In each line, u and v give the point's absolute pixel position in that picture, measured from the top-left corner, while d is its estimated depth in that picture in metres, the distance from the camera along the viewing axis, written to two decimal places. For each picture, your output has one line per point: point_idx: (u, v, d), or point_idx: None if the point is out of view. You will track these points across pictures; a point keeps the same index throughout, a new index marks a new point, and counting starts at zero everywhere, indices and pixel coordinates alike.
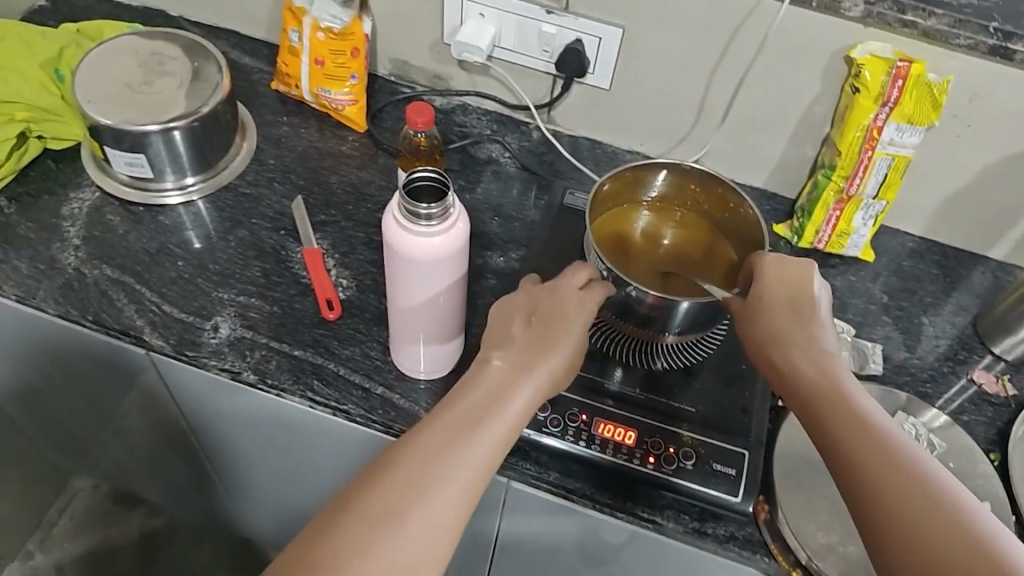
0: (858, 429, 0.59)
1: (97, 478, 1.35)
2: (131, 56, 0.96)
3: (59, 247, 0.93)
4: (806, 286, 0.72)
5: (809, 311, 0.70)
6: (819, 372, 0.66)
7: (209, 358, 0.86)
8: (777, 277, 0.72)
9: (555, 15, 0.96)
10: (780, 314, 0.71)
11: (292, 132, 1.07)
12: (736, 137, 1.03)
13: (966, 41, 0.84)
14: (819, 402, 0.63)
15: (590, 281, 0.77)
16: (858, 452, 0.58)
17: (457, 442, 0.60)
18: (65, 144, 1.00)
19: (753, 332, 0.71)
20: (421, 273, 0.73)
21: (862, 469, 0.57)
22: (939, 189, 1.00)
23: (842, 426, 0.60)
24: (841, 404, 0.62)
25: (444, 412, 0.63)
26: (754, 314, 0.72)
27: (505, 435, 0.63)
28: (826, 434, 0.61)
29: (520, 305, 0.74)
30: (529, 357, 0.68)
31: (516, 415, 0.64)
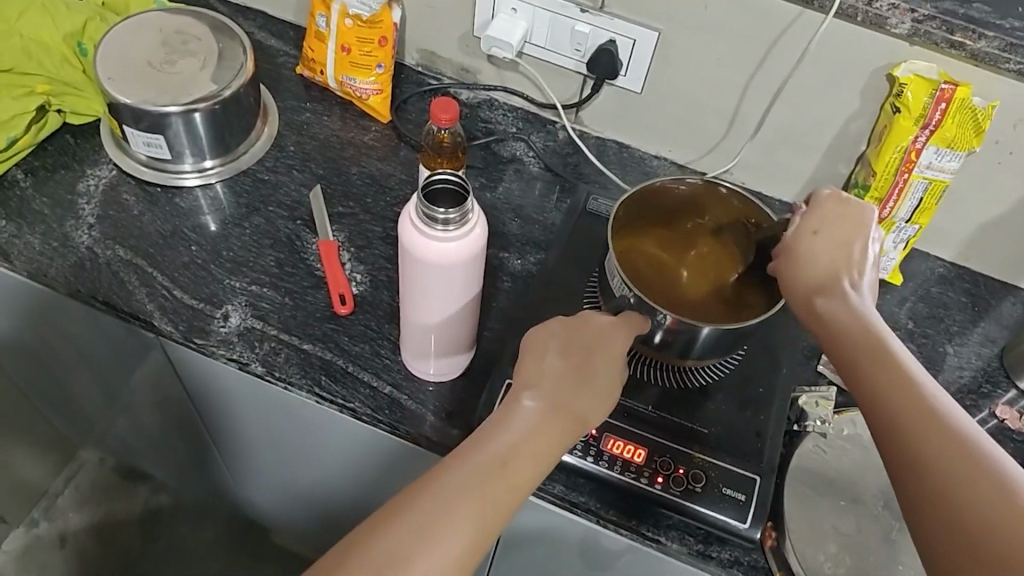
0: (887, 372, 0.59)
1: (103, 451, 1.35)
2: (156, 34, 0.95)
3: (73, 225, 0.92)
4: (849, 232, 0.71)
5: (851, 254, 0.70)
6: (858, 314, 0.65)
7: (217, 347, 0.85)
8: (824, 229, 0.72)
9: (589, 14, 0.93)
10: (822, 256, 0.70)
11: (315, 119, 1.05)
12: (768, 149, 1.00)
13: (1015, 66, 0.80)
14: (850, 348, 0.63)
15: (629, 317, 0.75)
16: (887, 404, 0.58)
17: (478, 481, 0.60)
18: (83, 119, 0.99)
19: (796, 276, 0.70)
20: (434, 278, 0.72)
21: (889, 417, 0.57)
22: (974, 215, 0.96)
23: (874, 374, 0.60)
24: (874, 349, 0.61)
25: (481, 436, 0.63)
26: (794, 261, 0.71)
27: (533, 466, 0.63)
28: (857, 382, 0.61)
29: (555, 335, 0.70)
30: (563, 399, 0.67)
31: (548, 443, 0.64)
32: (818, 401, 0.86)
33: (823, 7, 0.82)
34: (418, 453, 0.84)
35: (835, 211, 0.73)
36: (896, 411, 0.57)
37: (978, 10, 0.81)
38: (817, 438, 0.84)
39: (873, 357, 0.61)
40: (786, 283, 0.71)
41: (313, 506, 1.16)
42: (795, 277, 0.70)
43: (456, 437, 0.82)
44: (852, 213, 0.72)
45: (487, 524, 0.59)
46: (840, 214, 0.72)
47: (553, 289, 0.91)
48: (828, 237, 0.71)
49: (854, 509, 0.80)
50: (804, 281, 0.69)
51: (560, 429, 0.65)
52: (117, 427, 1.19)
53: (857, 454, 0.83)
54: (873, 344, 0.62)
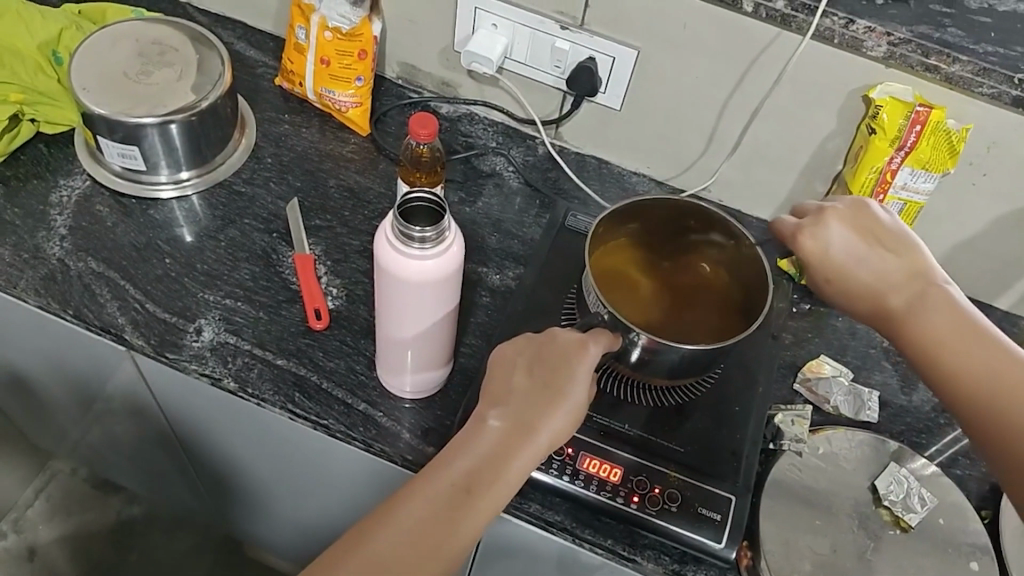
0: (962, 342, 0.64)
1: (76, 461, 1.33)
2: (131, 44, 0.94)
3: (45, 237, 0.91)
4: (864, 219, 0.76)
5: (895, 241, 0.73)
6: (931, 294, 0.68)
7: (189, 362, 0.84)
8: (847, 222, 0.76)
9: (569, 31, 0.94)
10: (864, 261, 0.73)
11: (293, 131, 1.05)
12: (745, 167, 1.00)
13: (989, 90, 0.81)
14: (933, 329, 0.66)
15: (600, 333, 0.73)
16: (981, 386, 0.61)
17: (438, 511, 0.62)
18: (59, 129, 0.98)
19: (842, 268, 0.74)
20: (410, 295, 0.71)
21: (989, 399, 0.61)
22: (949, 235, 0.97)
23: (966, 354, 0.63)
24: (962, 327, 0.65)
25: (446, 463, 0.64)
26: (834, 269, 0.74)
27: (496, 489, 0.63)
28: (942, 366, 0.64)
29: (520, 351, 0.71)
30: (526, 419, 0.66)
31: (509, 467, 0.64)
32: (795, 419, 0.87)
33: (801, 29, 0.83)
34: (393, 470, 0.83)
35: (854, 214, 0.76)
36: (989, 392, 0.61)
37: (953, 35, 0.81)
38: (792, 456, 0.84)
39: (959, 332, 0.65)
40: (839, 288, 0.74)
41: (286, 521, 1.15)
42: (847, 279, 0.73)
43: (431, 455, 0.82)
44: (862, 207, 0.76)
45: (441, 551, 0.61)
46: (857, 215, 0.76)
47: (531, 305, 0.90)
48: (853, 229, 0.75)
49: (828, 528, 0.80)
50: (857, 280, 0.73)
51: (525, 449, 0.65)
52: (90, 438, 1.18)
53: (833, 473, 0.83)
54: (957, 325, 0.65)
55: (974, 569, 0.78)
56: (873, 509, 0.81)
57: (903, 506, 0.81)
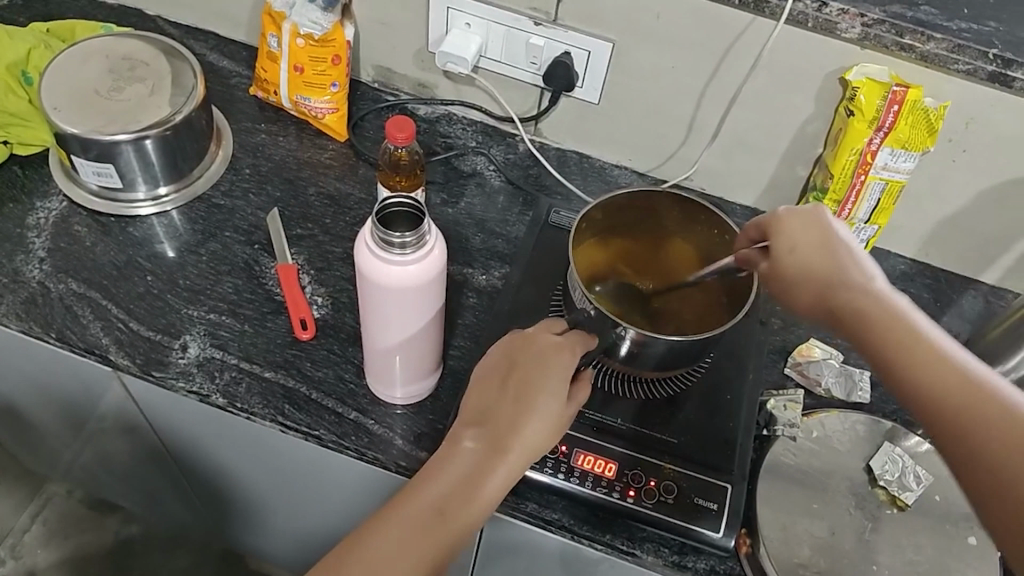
0: (937, 367, 0.58)
1: (70, 483, 1.32)
2: (101, 61, 0.93)
3: (23, 260, 0.90)
4: (819, 224, 0.69)
5: (845, 247, 0.67)
6: (886, 314, 0.62)
7: (176, 380, 0.83)
8: (804, 226, 0.69)
9: (543, 27, 0.93)
10: (817, 271, 0.67)
11: (270, 141, 1.04)
12: (726, 155, 1.00)
13: (964, 66, 0.81)
14: (895, 352, 0.60)
15: (582, 337, 0.73)
16: (963, 417, 0.55)
17: (422, 533, 0.62)
18: (32, 150, 0.97)
19: (804, 282, 0.67)
20: (393, 302, 0.71)
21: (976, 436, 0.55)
22: (932, 213, 0.97)
23: (945, 379, 0.57)
24: (931, 351, 0.59)
25: (428, 482, 0.65)
26: (790, 283, 0.68)
27: (481, 501, 0.65)
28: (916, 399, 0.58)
29: (499, 361, 0.71)
30: (505, 427, 0.67)
31: (492, 478, 0.65)
32: (787, 404, 0.86)
33: (774, 14, 0.83)
34: (388, 477, 0.83)
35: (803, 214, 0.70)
36: (971, 423, 0.55)
37: (926, 13, 0.81)
38: (787, 442, 0.84)
39: (931, 358, 0.58)
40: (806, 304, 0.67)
41: (284, 532, 1.14)
42: (811, 293, 0.67)
43: (425, 460, 0.81)
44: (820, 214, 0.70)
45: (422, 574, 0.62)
46: (810, 222, 0.69)
47: (518, 304, 0.90)
48: (811, 236, 0.69)
49: (825, 512, 0.80)
50: (821, 294, 0.66)
51: (507, 459, 0.66)
52: (81, 459, 1.17)
53: (828, 457, 0.83)
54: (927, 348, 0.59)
55: (972, 544, 0.79)
56: (870, 489, 0.82)
57: (899, 485, 0.81)
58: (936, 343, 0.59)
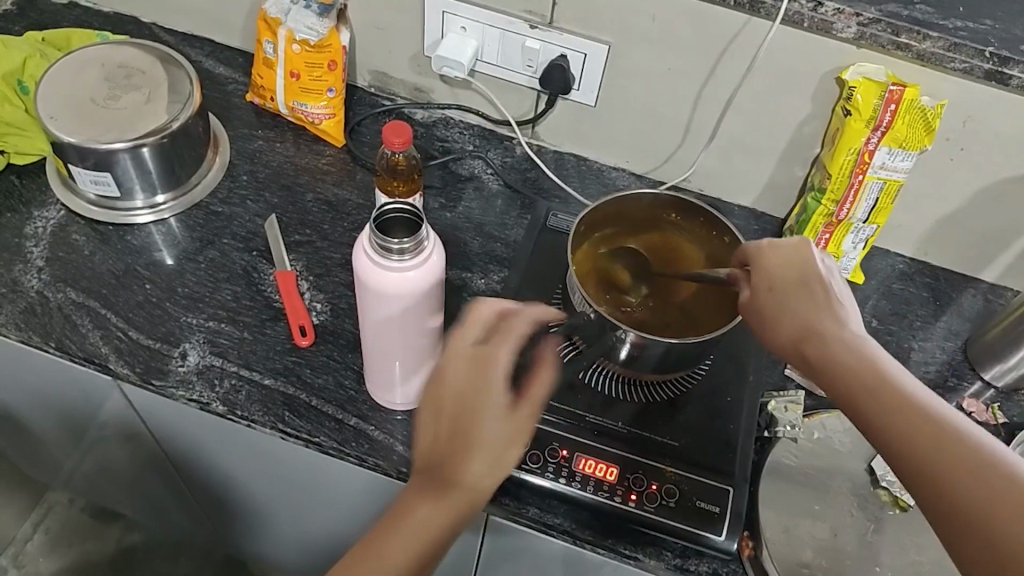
0: (905, 414, 0.56)
1: (72, 491, 1.32)
2: (97, 69, 0.93)
3: (22, 270, 0.90)
4: (796, 263, 0.68)
5: (820, 289, 0.65)
6: (854, 360, 0.60)
7: (176, 388, 0.83)
8: (780, 265, 0.68)
9: (539, 30, 0.93)
10: (792, 314, 0.65)
11: (267, 147, 1.04)
12: (723, 156, 1.00)
13: (961, 65, 0.80)
14: (871, 403, 0.57)
15: (531, 314, 0.67)
16: (933, 465, 0.53)
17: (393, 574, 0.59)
18: (29, 159, 0.97)
19: (778, 325, 0.66)
20: (392, 309, 0.71)
21: (946, 485, 0.52)
22: (930, 212, 0.97)
23: (913, 426, 0.55)
24: (900, 398, 0.56)
25: (393, 518, 0.61)
26: (766, 326, 0.67)
27: (453, 523, 0.61)
28: (886, 448, 0.56)
29: (493, 351, 0.64)
30: (465, 445, 0.61)
31: (461, 500, 0.61)
32: (787, 406, 0.86)
33: (769, 15, 0.83)
34: (389, 482, 0.82)
35: (785, 255, 0.68)
36: (954, 480, 0.52)
37: (922, 11, 0.81)
38: (788, 443, 0.84)
39: (899, 404, 0.56)
40: (782, 348, 0.65)
41: (287, 538, 1.14)
42: (786, 333, 0.65)
43: None
44: (800, 252, 0.68)
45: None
46: (787, 262, 0.68)
47: None
48: (787, 277, 0.67)
49: (827, 513, 0.80)
50: (796, 336, 0.64)
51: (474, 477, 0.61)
52: (82, 467, 1.17)
53: (829, 457, 0.83)
54: (894, 394, 0.57)
55: None
56: (871, 490, 0.81)
57: (900, 486, 0.81)
58: (915, 395, 0.57)
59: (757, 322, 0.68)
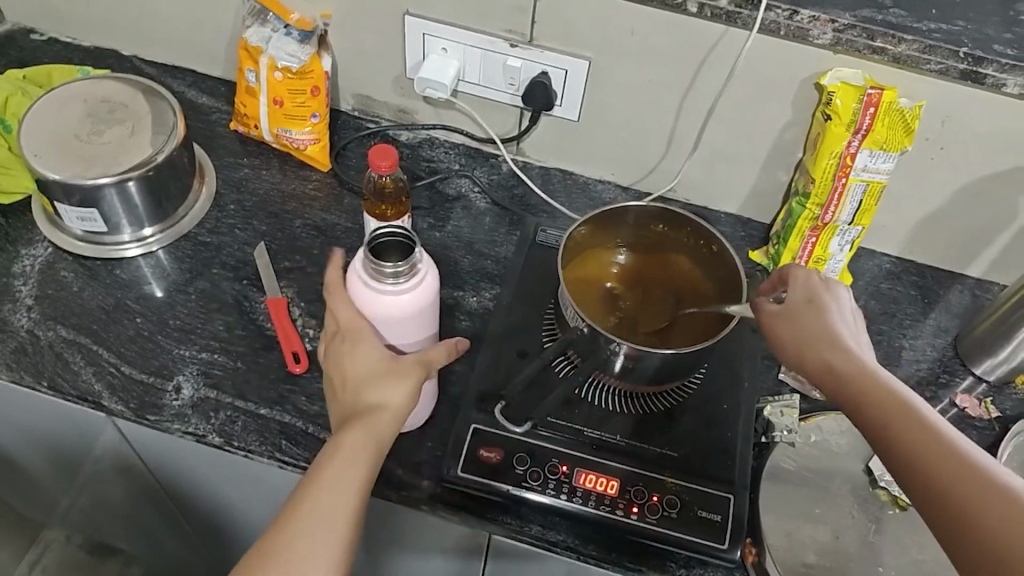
0: (913, 425, 0.57)
1: (69, 528, 1.31)
2: (80, 104, 0.93)
3: (11, 309, 0.89)
4: (812, 285, 0.70)
5: (834, 311, 0.68)
6: (864, 372, 0.62)
7: (172, 422, 0.83)
8: (799, 287, 0.71)
9: (518, 48, 0.94)
10: (805, 329, 0.67)
11: (253, 175, 1.04)
12: (707, 165, 1.01)
13: (936, 66, 0.82)
14: (880, 413, 0.59)
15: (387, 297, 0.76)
16: (938, 472, 0.55)
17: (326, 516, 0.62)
18: (15, 198, 0.97)
19: (791, 339, 0.68)
20: (390, 335, 0.72)
21: (949, 491, 0.54)
22: (914, 211, 0.98)
23: (920, 436, 0.56)
24: (909, 410, 0.58)
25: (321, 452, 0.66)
26: (780, 340, 0.69)
27: (370, 444, 0.65)
28: (892, 454, 0.57)
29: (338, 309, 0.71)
30: (347, 384, 0.69)
31: (375, 419, 0.67)
32: (784, 410, 0.87)
33: (747, 25, 0.84)
34: (390, 506, 0.82)
35: (809, 278, 0.71)
36: (961, 492, 0.53)
37: (896, 15, 0.82)
38: (785, 448, 0.84)
39: (907, 416, 0.58)
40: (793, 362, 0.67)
41: None
42: (798, 346, 0.67)
43: (425, 488, 0.81)
44: (820, 277, 0.71)
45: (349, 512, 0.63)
46: (806, 285, 0.70)
47: (511, 325, 0.90)
48: (804, 298, 0.70)
49: (828, 516, 0.80)
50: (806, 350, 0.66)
51: (386, 405, 0.68)
52: (78, 503, 1.16)
53: (827, 460, 0.84)
54: (901, 406, 0.59)
55: None
56: (870, 491, 0.82)
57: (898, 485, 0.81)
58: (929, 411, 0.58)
59: (772, 335, 0.70)
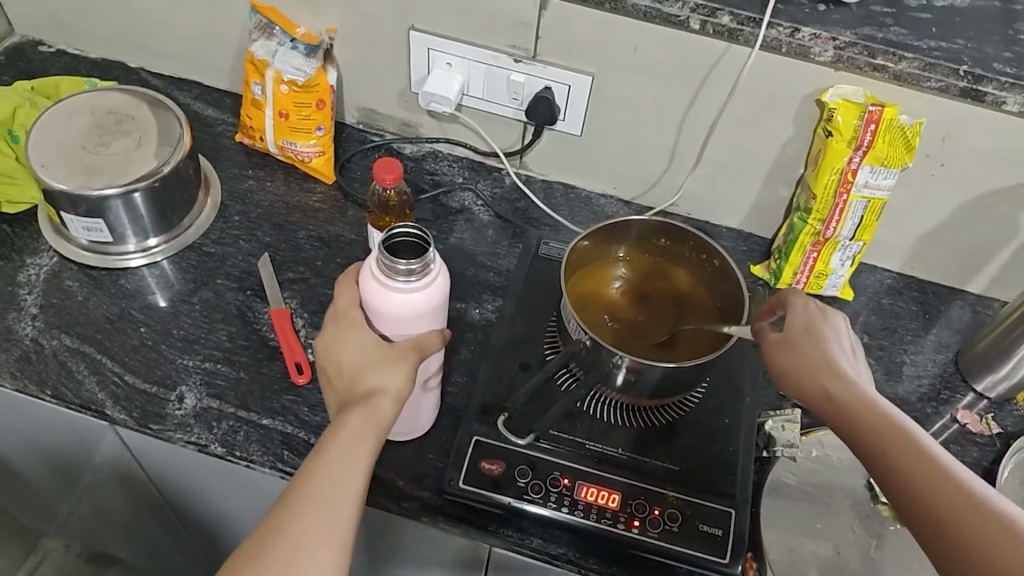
0: (913, 455, 0.58)
1: (67, 537, 1.31)
2: (87, 116, 0.94)
3: (16, 317, 0.90)
4: (811, 313, 0.71)
5: (834, 339, 0.69)
6: (863, 402, 0.63)
7: (174, 431, 0.83)
8: (798, 314, 0.72)
9: (522, 64, 0.94)
10: (805, 356, 0.68)
11: (258, 186, 1.04)
12: (709, 180, 1.02)
13: (937, 84, 0.82)
14: (880, 444, 0.60)
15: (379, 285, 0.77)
16: (937, 503, 0.56)
17: (324, 505, 0.61)
18: (22, 208, 0.97)
19: (790, 365, 0.69)
20: (397, 333, 0.71)
21: (949, 522, 0.55)
22: (915, 227, 0.99)
23: (919, 467, 0.58)
24: (907, 440, 0.59)
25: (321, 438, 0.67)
26: (779, 367, 0.70)
27: (368, 423, 0.66)
28: (891, 483, 0.59)
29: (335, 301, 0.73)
30: (345, 373, 0.70)
31: (373, 400, 0.68)
32: (785, 424, 0.87)
33: (749, 42, 0.84)
34: (391, 517, 0.82)
35: (807, 305, 0.72)
36: (960, 522, 0.54)
37: (897, 33, 0.83)
38: (786, 462, 0.84)
39: (906, 447, 0.59)
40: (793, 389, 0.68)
41: None
42: (797, 372, 0.68)
43: (427, 499, 0.81)
44: (817, 304, 0.72)
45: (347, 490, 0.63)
46: (805, 313, 0.72)
47: (513, 337, 0.90)
48: (803, 326, 0.71)
49: (829, 531, 0.80)
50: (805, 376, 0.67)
51: (377, 393, 0.68)
52: (78, 512, 1.16)
53: (828, 475, 0.84)
54: (900, 436, 0.60)
55: None
56: (872, 506, 0.82)
57: None
58: (928, 442, 0.60)
59: (770, 360, 0.71)
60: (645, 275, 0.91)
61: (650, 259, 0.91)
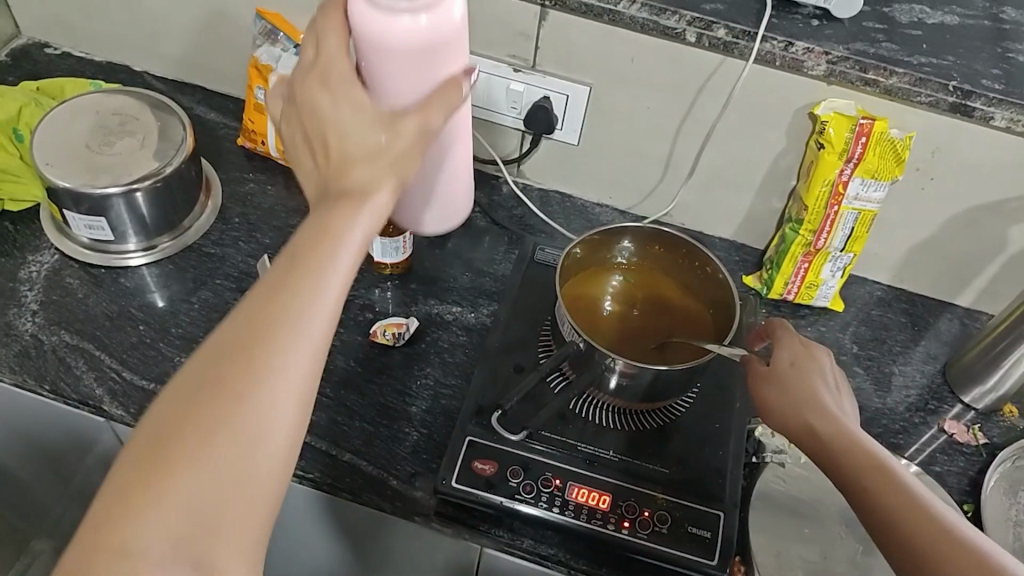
0: (889, 483, 0.61)
1: (56, 538, 1.31)
2: (92, 116, 0.95)
3: (16, 313, 0.91)
4: (799, 353, 0.75)
5: (818, 377, 0.73)
6: (843, 434, 0.66)
7: None
8: (788, 351, 0.76)
9: (522, 73, 0.96)
10: (791, 391, 0.72)
11: (258, 190, 1.06)
12: (703, 190, 1.03)
13: (927, 98, 0.84)
14: (858, 473, 0.63)
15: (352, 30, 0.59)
16: (911, 529, 0.57)
17: (297, 324, 0.50)
18: (23, 205, 0.99)
19: (776, 399, 0.72)
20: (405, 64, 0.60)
21: (922, 547, 0.57)
22: (904, 239, 1.00)
23: (895, 494, 0.60)
24: (884, 470, 0.62)
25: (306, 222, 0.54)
26: (767, 400, 0.73)
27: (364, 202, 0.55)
28: (868, 510, 0.61)
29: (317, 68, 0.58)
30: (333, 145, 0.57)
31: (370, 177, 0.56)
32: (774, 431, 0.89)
33: (743, 55, 0.86)
34: (384, 516, 0.83)
35: (796, 345, 0.76)
36: (933, 549, 0.56)
37: (888, 49, 0.85)
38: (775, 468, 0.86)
39: (883, 476, 0.61)
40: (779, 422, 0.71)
41: None
42: (784, 405, 0.71)
43: (420, 498, 0.82)
44: (805, 344, 0.76)
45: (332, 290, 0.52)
46: (794, 353, 0.75)
47: (508, 340, 0.91)
48: (791, 364, 0.74)
49: (817, 536, 0.81)
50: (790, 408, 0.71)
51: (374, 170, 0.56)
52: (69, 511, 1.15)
53: (817, 481, 0.85)
54: (878, 466, 0.62)
55: None
56: None
57: None
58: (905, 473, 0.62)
59: (758, 392, 0.74)
60: (638, 283, 0.92)
61: (643, 268, 0.93)
